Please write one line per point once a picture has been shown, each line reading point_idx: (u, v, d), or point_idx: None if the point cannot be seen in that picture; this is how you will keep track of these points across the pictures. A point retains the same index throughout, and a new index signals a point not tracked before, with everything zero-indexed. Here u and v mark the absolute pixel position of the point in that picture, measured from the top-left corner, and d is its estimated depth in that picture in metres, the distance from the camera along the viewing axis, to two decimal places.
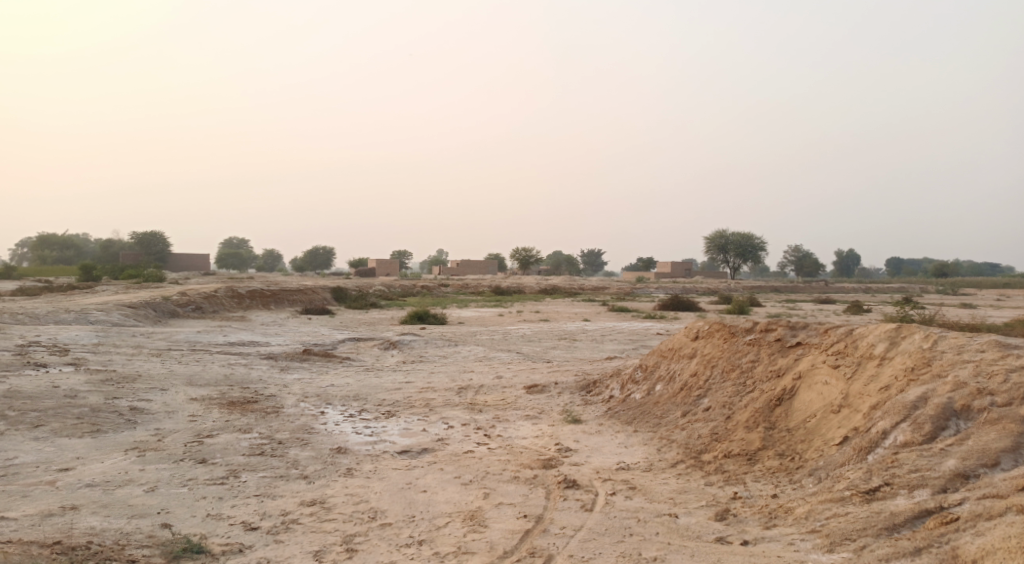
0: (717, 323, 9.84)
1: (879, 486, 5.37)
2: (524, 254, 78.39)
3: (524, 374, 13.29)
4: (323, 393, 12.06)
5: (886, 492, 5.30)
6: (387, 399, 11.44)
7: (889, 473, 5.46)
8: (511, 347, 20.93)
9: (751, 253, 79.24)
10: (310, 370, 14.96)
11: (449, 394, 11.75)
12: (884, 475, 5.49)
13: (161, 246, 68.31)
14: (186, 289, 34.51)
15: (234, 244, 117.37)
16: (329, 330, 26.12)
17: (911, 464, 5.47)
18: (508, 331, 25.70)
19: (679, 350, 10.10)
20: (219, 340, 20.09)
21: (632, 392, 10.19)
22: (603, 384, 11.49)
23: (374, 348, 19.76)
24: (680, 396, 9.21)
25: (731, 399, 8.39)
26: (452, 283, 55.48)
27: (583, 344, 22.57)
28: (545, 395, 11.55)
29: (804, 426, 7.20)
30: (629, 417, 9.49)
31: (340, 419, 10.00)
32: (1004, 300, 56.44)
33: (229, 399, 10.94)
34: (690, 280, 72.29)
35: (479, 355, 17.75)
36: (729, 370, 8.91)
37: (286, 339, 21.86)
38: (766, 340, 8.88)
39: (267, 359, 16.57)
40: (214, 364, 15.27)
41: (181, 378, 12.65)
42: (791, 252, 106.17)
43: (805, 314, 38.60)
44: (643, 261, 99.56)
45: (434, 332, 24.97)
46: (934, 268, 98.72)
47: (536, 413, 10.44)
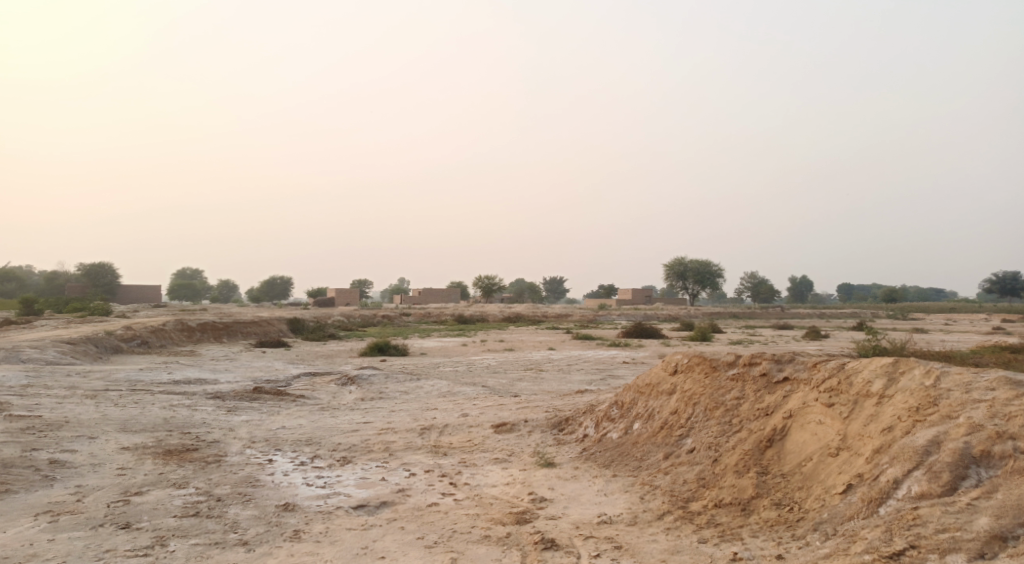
0: (697, 357, 9.17)
1: (905, 549, 4.78)
2: (485, 282, 77.65)
3: (490, 412, 12.48)
4: (273, 437, 11.15)
5: (913, 556, 4.72)
6: (342, 443, 10.59)
7: (912, 534, 4.86)
8: (475, 380, 20.13)
9: (710, 280, 79.55)
10: (259, 411, 13.98)
11: (410, 436, 10.92)
12: (908, 535, 4.88)
13: (110, 277, 66.25)
14: (132, 323, 33.09)
15: (187, 275, 114.69)
16: (284, 365, 25.06)
17: (937, 522, 4.88)
18: (471, 362, 24.84)
19: (657, 387, 9.41)
20: (164, 378, 18.98)
21: (609, 433, 9.48)
22: (576, 422, 10.77)
23: (331, 384, 18.82)
24: (661, 436, 8.53)
25: (717, 440, 7.70)
26: (411, 313, 54.44)
27: (549, 375, 21.83)
28: (514, 434, 10.78)
29: (800, 471, 6.52)
30: (606, 460, 8.76)
31: (290, 468, 9.14)
32: (958, 324, 57.18)
33: (166, 447, 10.02)
34: (651, 306, 72.12)
35: (442, 390, 16.91)
36: (711, 408, 8.23)
37: (236, 376, 20.76)
38: (750, 375, 8.22)
39: (214, 398, 15.57)
40: (155, 406, 14.23)
41: (115, 424, 11.65)
42: (748, 278, 107.21)
43: (767, 339, 38.42)
44: (604, 289, 99.62)
45: (394, 364, 24.04)
46: (888, 292, 100.06)
47: (505, 456, 9.69)
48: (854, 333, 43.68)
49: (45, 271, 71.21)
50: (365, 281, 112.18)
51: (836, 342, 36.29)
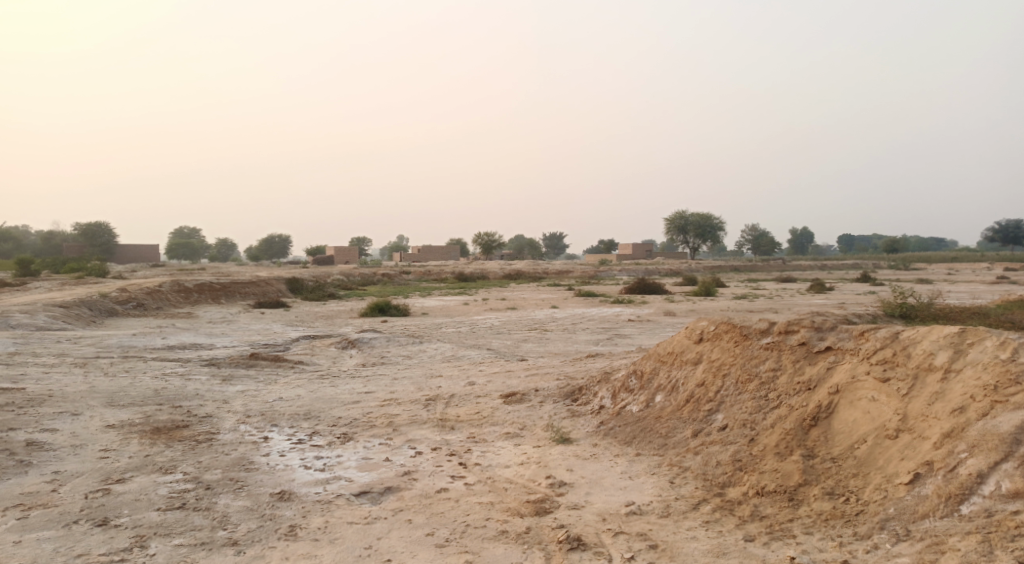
0: (725, 323, 8.44)
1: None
2: (484, 238, 76.72)
3: (499, 380, 11.79)
4: (270, 411, 10.48)
5: None
6: (342, 417, 9.91)
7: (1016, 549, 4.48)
8: (479, 342, 19.48)
9: (711, 233, 78.65)
10: (255, 380, 13.30)
11: (415, 408, 10.26)
12: (1010, 549, 4.51)
13: (107, 237, 65.26)
14: (126, 284, 32.33)
15: (185, 233, 113.70)
16: (282, 327, 24.38)
17: None
18: (473, 323, 24.13)
19: (681, 355, 8.73)
20: (157, 344, 18.26)
21: (628, 405, 8.83)
22: (591, 392, 10.09)
23: (330, 348, 18.16)
24: (688, 410, 7.87)
25: (753, 416, 7.04)
26: (412, 270, 53.80)
27: (554, 335, 21.12)
28: (525, 405, 10.11)
29: (854, 456, 5.89)
30: (628, 436, 8.11)
31: (285, 448, 8.48)
32: (962, 274, 56.47)
33: (155, 425, 9.35)
34: (652, 261, 71.35)
35: (446, 354, 16.24)
36: (744, 381, 7.55)
37: (232, 340, 20.05)
38: (787, 344, 7.52)
39: (208, 366, 14.89)
40: (146, 376, 13.55)
41: (102, 397, 10.98)
42: (749, 231, 106.39)
43: (771, 293, 37.68)
44: (605, 243, 98.82)
45: (395, 326, 23.33)
46: (889, 243, 99.11)
47: (517, 430, 9.05)
48: (859, 286, 42.98)
49: (41, 231, 70.24)
50: (364, 239, 111.69)
51: (843, 295, 35.58)
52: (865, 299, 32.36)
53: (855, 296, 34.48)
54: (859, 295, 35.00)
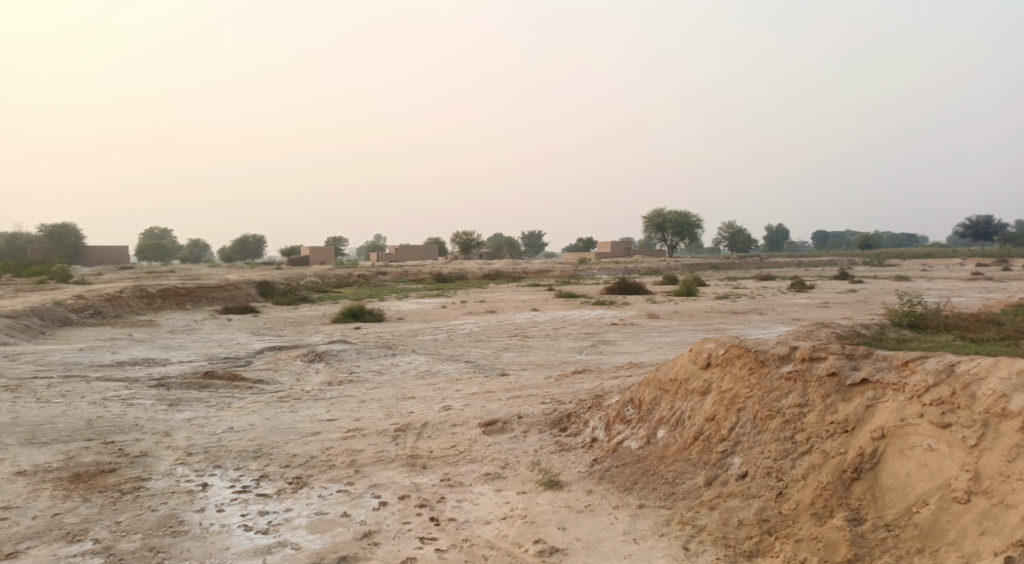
0: (737, 347, 7.26)
1: None
2: (463, 238, 75.43)
3: (477, 403, 10.54)
4: (216, 447, 9.17)
5: None
6: (298, 454, 8.64)
7: None
8: (456, 352, 18.23)
9: (689, 231, 77.92)
10: (207, 405, 11.98)
11: (383, 442, 9.00)
12: None
13: (74, 239, 63.12)
14: (85, 290, 30.69)
15: (156, 235, 111.14)
16: (247, 336, 22.99)
17: None
18: (450, 329, 22.81)
19: (685, 384, 7.56)
20: (107, 360, 16.84)
21: (625, 441, 7.64)
22: (581, 421, 8.83)
23: (296, 362, 16.85)
24: (697, 451, 6.70)
25: (778, 463, 5.90)
26: (388, 271, 52.47)
27: (535, 344, 19.84)
28: (506, 436, 8.86)
29: (915, 523, 4.91)
30: (627, 481, 6.94)
31: (224, 500, 7.20)
32: (937, 268, 55.63)
33: (75, 470, 8.03)
34: (630, 259, 70.37)
35: (420, 368, 14.97)
36: (763, 418, 6.38)
37: (191, 353, 18.67)
38: (813, 373, 6.32)
39: (157, 388, 13.54)
40: (84, 401, 12.20)
41: (24, 432, 9.65)
42: (726, 228, 106.18)
43: (753, 291, 36.57)
44: (583, 242, 97.76)
45: (367, 334, 21.99)
46: (864, 238, 99.18)
47: (498, 470, 7.82)
48: (840, 284, 42.07)
49: (6, 234, 67.88)
50: (339, 239, 109.97)
51: (825, 294, 34.58)
52: (850, 298, 31.29)
53: (839, 294, 33.49)
54: (843, 294, 34.00)
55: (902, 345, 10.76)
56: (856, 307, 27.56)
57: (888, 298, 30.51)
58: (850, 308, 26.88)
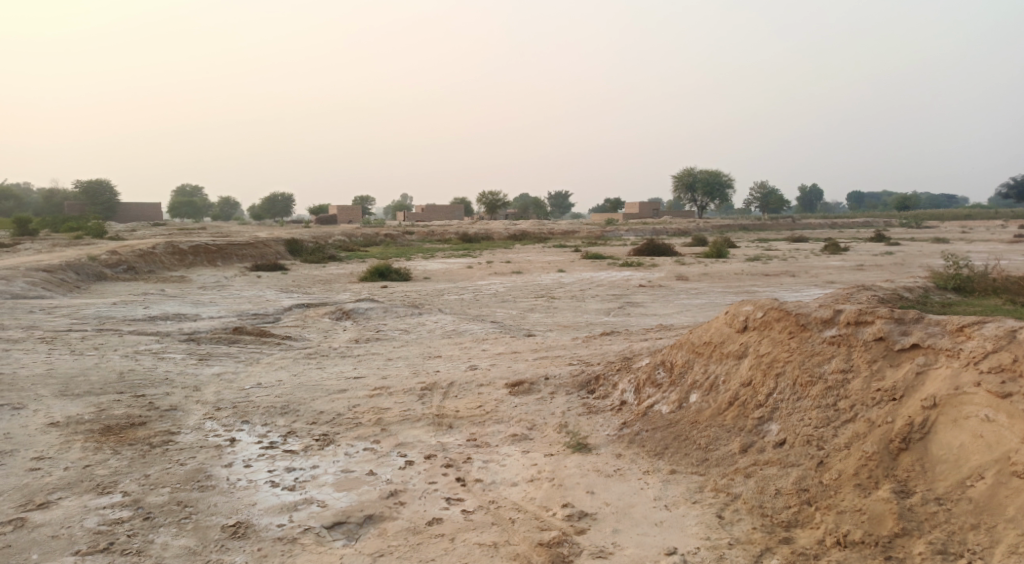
0: (777, 310, 7.06)
1: None
2: (490, 198, 75.03)
3: (504, 364, 10.42)
4: (244, 403, 9.16)
5: None
6: (325, 412, 8.60)
7: None
8: (483, 312, 18.12)
9: (719, 192, 76.86)
10: (236, 361, 11.99)
11: (409, 401, 8.93)
12: None
13: (108, 194, 63.69)
14: (118, 245, 30.97)
15: (188, 192, 112.12)
16: (276, 293, 23.06)
17: None
18: (477, 289, 22.70)
19: (720, 347, 7.38)
20: (138, 314, 16.95)
21: (656, 405, 7.48)
22: (609, 383, 8.68)
23: (323, 319, 16.84)
24: (732, 416, 6.55)
25: (819, 430, 5.79)
26: (416, 230, 52.40)
27: (563, 304, 19.66)
28: (532, 397, 8.74)
29: (969, 497, 4.84)
30: (658, 446, 6.80)
31: (252, 456, 7.17)
32: (974, 232, 54.39)
33: (106, 423, 8.05)
34: (659, 220, 69.69)
35: (447, 328, 14.88)
36: (804, 383, 6.22)
37: (220, 309, 18.75)
38: (859, 339, 6.16)
39: (186, 343, 13.58)
40: (115, 355, 12.27)
41: (57, 385, 9.71)
42: (757, 190, 104.64)
43: (785, 254, 35.98)
44: (611, 203, 96.87)
45: (395, 293, 21.94)
46: (899, 202, 97.29)
47: (524, 432, 7.71)
48: (875, 246, 41.24)
49: (42, 189, 68.70)
50: (368, 198, 110.15)
51: (858, 257, 33.90)
52: (885, 261, 30.63)
53: (873, 257, 32.87)
54: (877, 257, 33.32)
55: (944, 311, 10.42)
56: (891, 270, 26.96)
57: (924, 262, 29.82)
58: (885, 272, 26.30)
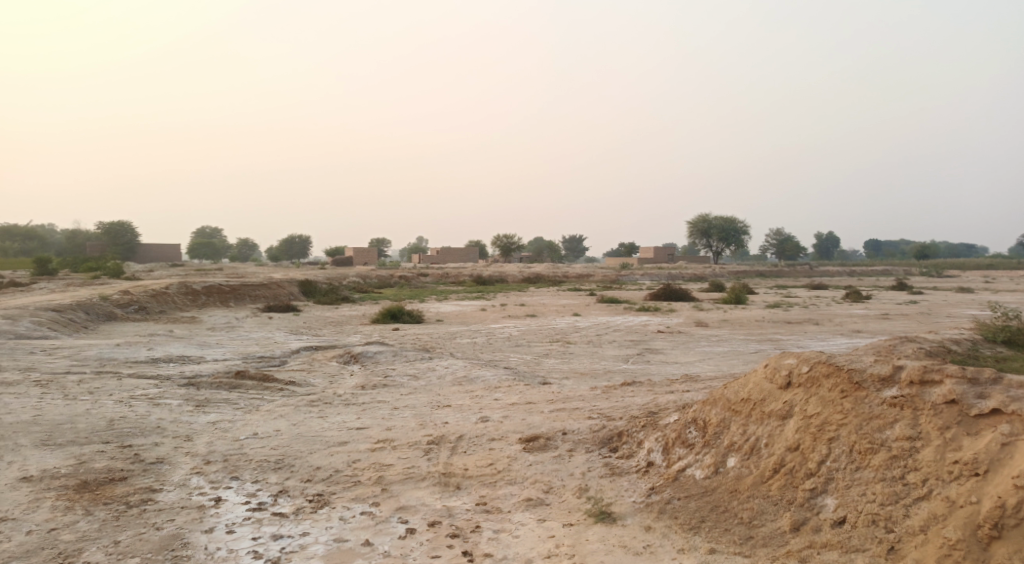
0: (825, 366, 6.39)
1: None
2: (503, 241, 74.81)
3: (518, 416, 9.67)
4: (236, 456, 8.46)
5: None
6: (322, 468, 7.89)
7: None
8: (496, 357, 17.42)
9: (735, 237, 76.16)
10: (235, 408, 11.33)
11: (414, 457, 8.21)
12: None
13: (129, 235, 63.83)
14: (129, 285, 30.55)
15: (207, 233, 112.63)
16: (285, 335, 22.46)
17: None
18: (491, 333, 22.00)
19: (759, 405, 6.66)
20: (141, 356, 16.35)
21: (688, 469, 6.72)
22: (633, 441, 7.91)
23: (331, 363, 16.19)
24: (778, 485, 5.94)
25: (885, 509, 5.34)
26: (431, 272, 51.90)
27: (580, 350, 18.93)
28: (548, 455, 7.99)
29: None
30: (692, 518, 6.07)
31: (236, 519, 6.46)
32: (998, 281, 53.43)
33: (83, 478, 7.37)
34: (676, 265, 68.93)
35: (458, 374, 14.16)
36: (863, 451, 5.70)
37: (226, 352, 18.14)
38: (926, 401, 5.70)
39: (186, 387, 12.95)
40: (109, 400, 11.64)
41: (40, 432, 9.07)
42: (774, 236, 103.98)
43: (805, 301, 35.15)
44: (627, 247, 96.36)
45: (406, 336, 21.25)
46: (918, 249, 96.26)
47: (540, 496, 6.96)
48: (897, 294, 40.25)
49: (63, 230, 68.94)
50: (384, 241, 110.23)
51: (881, 305, 32.92)
52: (909, 310, 29.69)
53: (897, 305, 31.89)
54: (901, 305, 32.33)
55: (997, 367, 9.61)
56: (918, 320, 26.06)
57: (952, 311, 28.84)
58: (913, 321, 25.38)
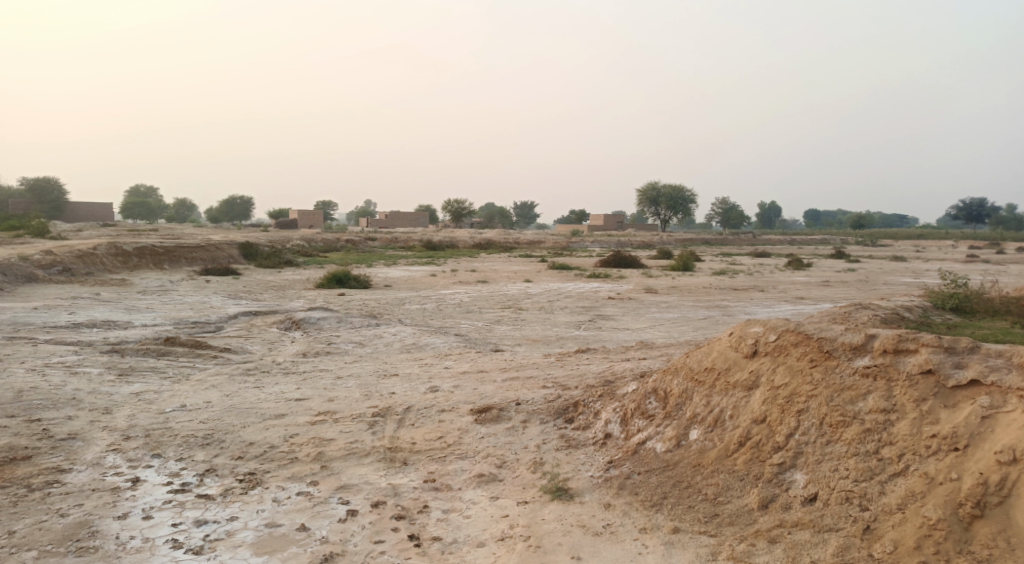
0: (793, 333, 6.00)
1: None
2: (454, 206, 73.65)
3: (468, 385, 9.13)
4: (160, 431, 7.74)
5: None
6: (255, 444, 7.23)
7: None
8: (444, 323, 16.85)
9: (682, 205, 76.55)
10: (162, 377, 10.56)
11: (357, 430, 7.61)
12: None
13: (59, 194, 61.31)
14: (56, 246, 29.05)
15: (144, 194, 109.16)
16: (222, 300, 21.51)
17: None
18: (439, 298, 21.39)
19: (724, 374, 6.23)
20: (63, 321, 15.33)
21: (648, 442, 6.26)
22: (591, 411, 7.44)
23: (270, 329, 15.43)
24: (745, 460, 5.50)
25: (860, 486, 4.93)
26: (378, 236, 50.93)
27: (530, 316, 18.47)
28: (501, 426, 7.48)
29: None
30: (653, 495, 5.62)
31: (155, 503, 5.80)
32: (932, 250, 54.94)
33: None
34: (623, 232, 69.02)
35: (404, 341, 13.56)
36: (834, 424, 5.29)
37: (157, 316, 17.20)
38: (901, 370, 5.30)
39: (110, 355, 12.10)
40: (22, 368, 10.75)
41: None
42: (719, 204, 105.16)
43: (750, 269, 35.30)
44: (576, 214, 96.06)
45: (351, 302, 20.50)
46: (857, 219, 98.36)
47: (492, 471, 6.44)
48: (839, 262, 40.74)
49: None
50: (328, 204, 108.17)
51: (823, 272, 33.27)
52: (852, 278, 29.95)
53: (840, 273, 32.22)
54: (843, 273, 32.70)
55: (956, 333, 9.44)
56: (862, 287, 26.30)
57: (892, 278, 29.16)
58: (857, 288, 25.60)
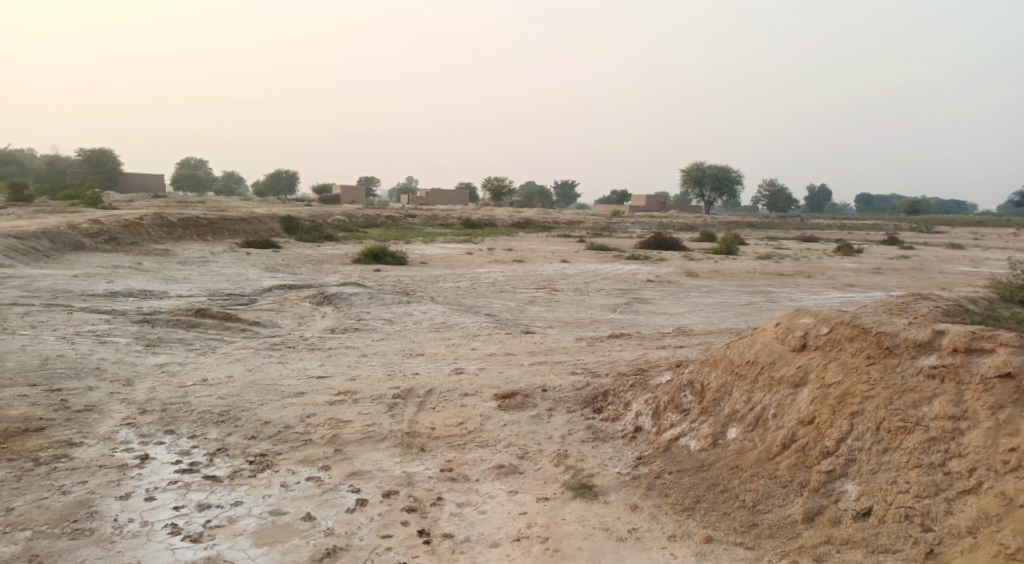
0: (848, 326, 5.53)
1: None
2: (496, 185, 72.89)
3: (495, 369, 8.79)
4: (177, 406, 7.54)
5: None
6: (270, 423, 6.99)
7: None
8: (478, 303, 16.53)
9: (728, 188, 75.02)
10: (188, 349, 10.42)
11: (375, 412, 7.34)
12: None
13: (111, 164, 62.36)
14: (103, 215, 29.37)
15: (193, 166, 110.66)
16: (259, 272, 21.47)
17: None
18: (475, 277, 21.08)
19: (769, 368, 5.79)
20: (100, 289, 15.35)
21: (682, 438, 5.87)
22: (621, 402, 7.06)
23: (302, 303, 15.26)
24: (791, 465, 5.08)
25: (921, 503, 4.49)
26: (419, 213, 50.76)
27: (565, 297, 18.07)
28: (524, 414, 7.13)
29: None
30: (685, 498, 5.23)
31: (160, 483, 5.58)
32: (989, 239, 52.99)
33: None
34: (667, 214, 67.93)
35: (435, 320, 13.27)
36: (893, 430, 4.85)
37: (193, 287, 17.15)
38: (973, 374, 4.83)
39: (140, 325, 12.00)
40: (52, 335, 10.70)
41: None
42: (767, 187, 103.02)
43: (797, 254, 34.24)
44: (618, 194, 94.62)
45: (386, 278, 20.28)
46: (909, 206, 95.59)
47: (512, 462, 6.10)
48: (890, 249, 39.42)
49: (45, 156, 67.33)
50: (371, 180, 108.19)
51: (874, 259, 32.15)
52: (904, 265, 28.91)
53: (892, 260, 31.13)
54: (895, 259, 31.61)
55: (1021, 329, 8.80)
56: (914, 275, 25.33)
57: (947, 268, 27.95)
58: (909, 277, 24.67)
